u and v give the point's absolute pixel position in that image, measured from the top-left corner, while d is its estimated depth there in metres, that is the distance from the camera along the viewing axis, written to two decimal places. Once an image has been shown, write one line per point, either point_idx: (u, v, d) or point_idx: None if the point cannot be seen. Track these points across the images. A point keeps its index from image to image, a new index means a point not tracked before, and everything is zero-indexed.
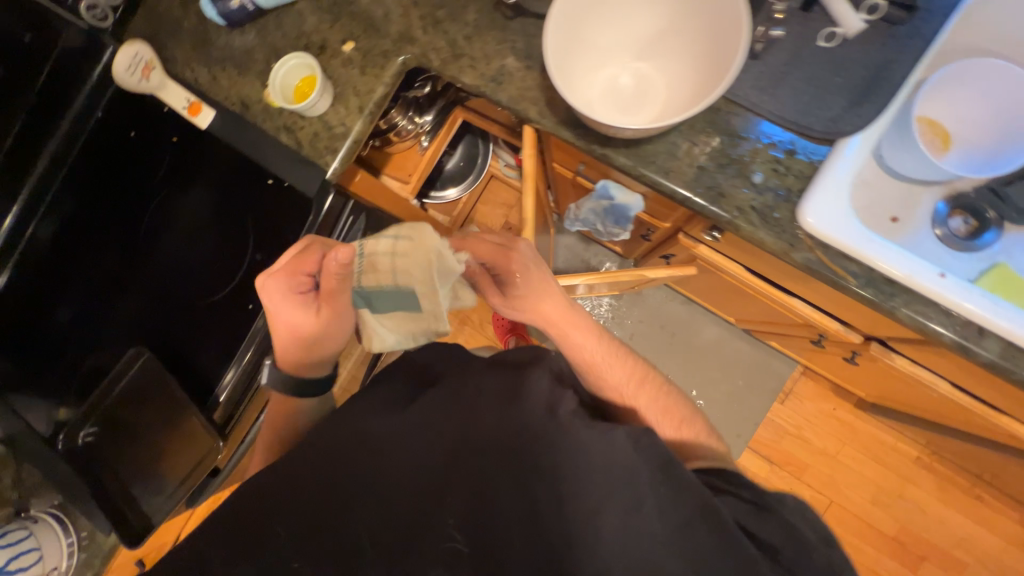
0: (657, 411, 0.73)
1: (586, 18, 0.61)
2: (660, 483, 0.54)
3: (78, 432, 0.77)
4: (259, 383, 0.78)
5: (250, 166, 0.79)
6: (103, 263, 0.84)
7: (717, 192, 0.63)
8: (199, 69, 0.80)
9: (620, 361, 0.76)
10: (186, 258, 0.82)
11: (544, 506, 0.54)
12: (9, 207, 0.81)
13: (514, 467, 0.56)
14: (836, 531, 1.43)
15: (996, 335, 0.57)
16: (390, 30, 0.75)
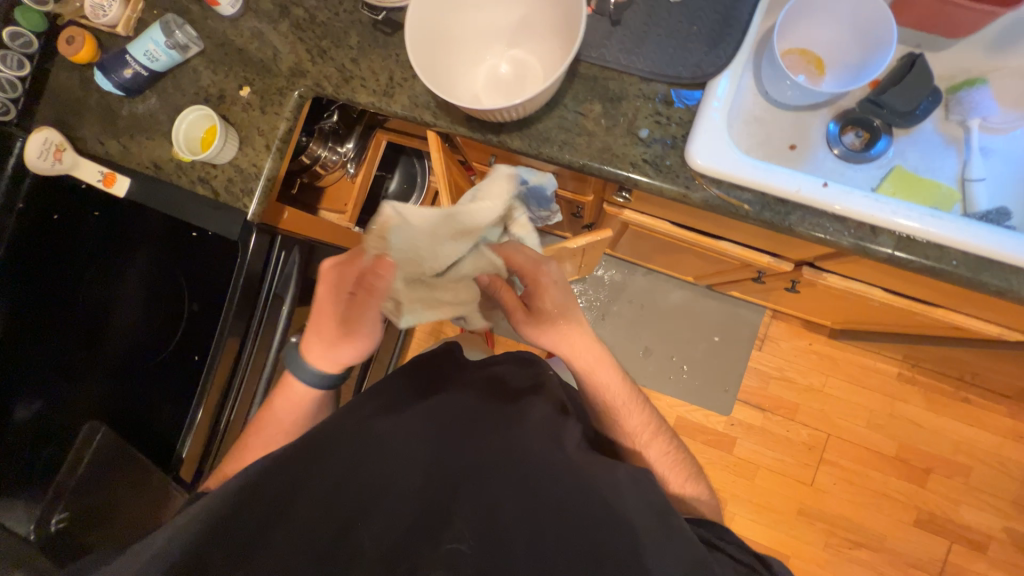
0: (664, 461, 0.76)
1: (449, 19, 0.65)
2: (655, 527, 0.55)
3: (52, 518, 0.78)
4: (222, 425, 0.80)
5: (172, 222, 0.80)
6: (45, 351, 0.82)
7: (610, 154, 0.66)
8: (109, 142, 0.82)
9: (639, 408, 0.79)
10: (131, 326, 0.82)
11: (548, 519, 0.56)
12: None
13: (516, 489, 0.59)
14: (839, 463, 1.44)
15: (889, 230, 0.60)
16: (282, 67, 0.78)
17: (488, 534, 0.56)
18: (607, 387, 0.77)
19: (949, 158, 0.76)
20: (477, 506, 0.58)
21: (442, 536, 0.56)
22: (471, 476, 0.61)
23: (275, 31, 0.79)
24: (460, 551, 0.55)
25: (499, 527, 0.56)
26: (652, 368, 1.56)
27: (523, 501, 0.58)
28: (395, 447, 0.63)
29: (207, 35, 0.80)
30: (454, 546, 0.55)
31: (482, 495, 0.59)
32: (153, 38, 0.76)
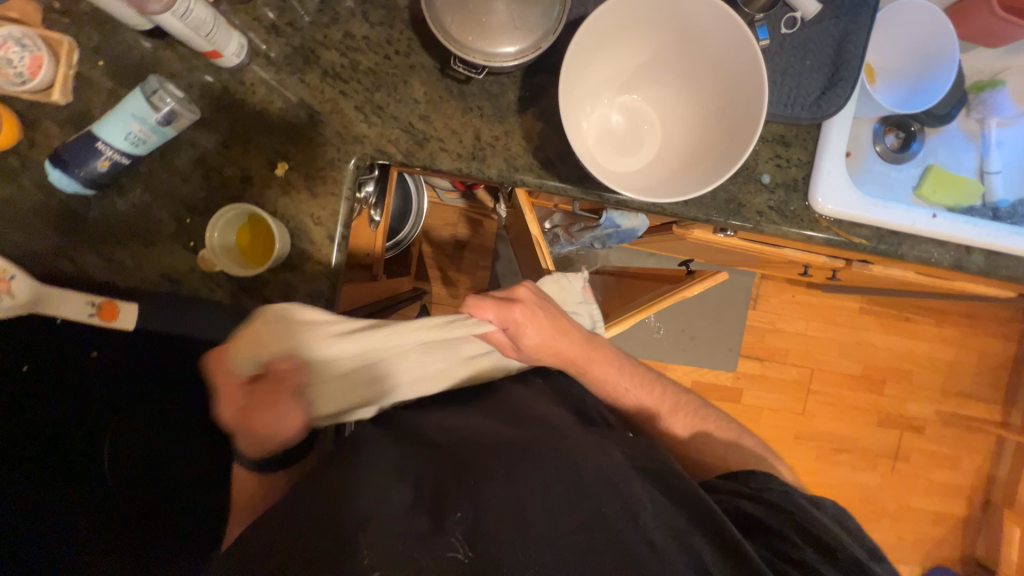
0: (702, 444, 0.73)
1: (575, 70, 0.57)
2: (654, 489, 0.52)
3: None
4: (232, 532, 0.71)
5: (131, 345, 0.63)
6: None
7: (736, 204, 0.64)
8: (85, 256, 0.60)
9: (649, 388, 0.74)
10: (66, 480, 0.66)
11: (566, 505, 0.47)
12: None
13: (521, 465, 0.50)
14: (822, 390, 1.71)
15: (980, 248, 0.67)
16: (326, 132, 0.61)
17: (494, 532, 0.44)
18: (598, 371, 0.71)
19: (970, 151, 0.85)
20: (475, 490, 0.47)
21: (437, 533, 0.42)
22: (469, 458, 0.51)
23: (300, 83, 0.60)
24: (457, 560, 0.41)
25: (517, 505, 0.46)
26: (665, 343, 1.65)
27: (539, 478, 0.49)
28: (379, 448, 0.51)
29: (198, 95, 0.59)
30: (451, 556, 0.41)
31: (489, 478, 0.48)
32: (132, 113, 0.54)
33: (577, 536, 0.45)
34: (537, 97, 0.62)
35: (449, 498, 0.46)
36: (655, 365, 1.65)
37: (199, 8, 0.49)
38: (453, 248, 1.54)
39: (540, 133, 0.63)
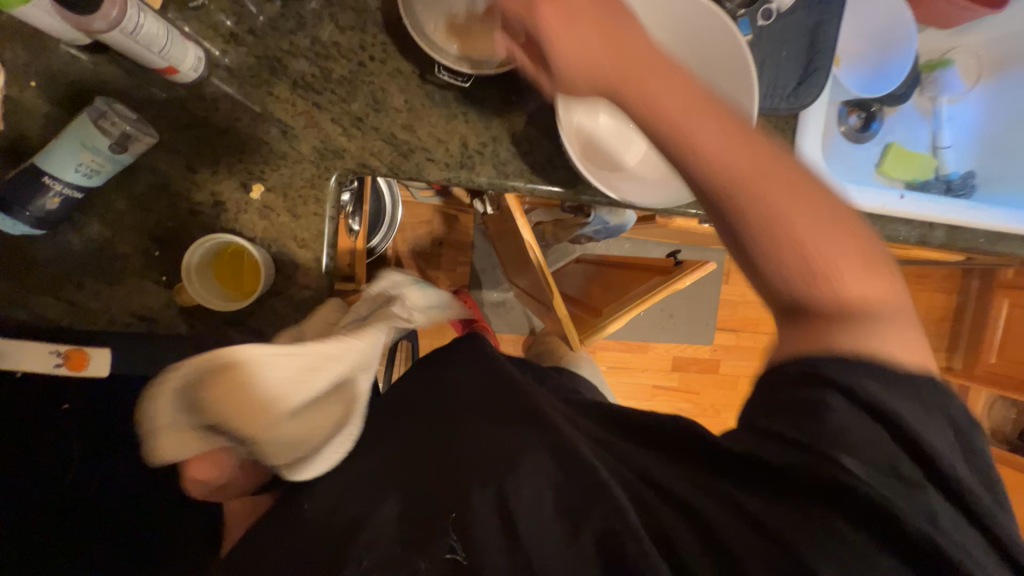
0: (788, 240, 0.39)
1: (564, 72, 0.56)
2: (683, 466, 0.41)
3: None
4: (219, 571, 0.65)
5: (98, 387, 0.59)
6: None
7: None
8: (38, 301, 0.54)
9: (875, 276, 0.41)
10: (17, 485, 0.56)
11: (562, 493, 0.40)
12: None
13: (499, 450, 0.45)
14: None
15: (941, 224, 0.72)
16: (302, 147, 0.57)
17: (483, 531, 0.39)
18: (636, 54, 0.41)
19: (923, 128, 0.91)
20: (451, 488, 0.43)
21: (425, 538, 0.40)
22: (449, 452, 0.47)
23: (268, 95, 0.56)
24: (457, 562, 0.38)
25: (499, 492, 0.41)
26: (645, 323, 1.70)
27: (512, 461, 0.43)
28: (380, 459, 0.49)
29: (152, 115, 0.54)
30: (450, 557, 0.39)
31: (471, 471, 0.44)
32: (80, 141, 0.48)
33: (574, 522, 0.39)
34: (523, 100, 0.60)
35: (430, 501, 0.43)
36: (637, 344, 1.70)
37: (150, 22, 0.44)
38: (430, 246, 1.50)
39: (528, 137, 0.61)
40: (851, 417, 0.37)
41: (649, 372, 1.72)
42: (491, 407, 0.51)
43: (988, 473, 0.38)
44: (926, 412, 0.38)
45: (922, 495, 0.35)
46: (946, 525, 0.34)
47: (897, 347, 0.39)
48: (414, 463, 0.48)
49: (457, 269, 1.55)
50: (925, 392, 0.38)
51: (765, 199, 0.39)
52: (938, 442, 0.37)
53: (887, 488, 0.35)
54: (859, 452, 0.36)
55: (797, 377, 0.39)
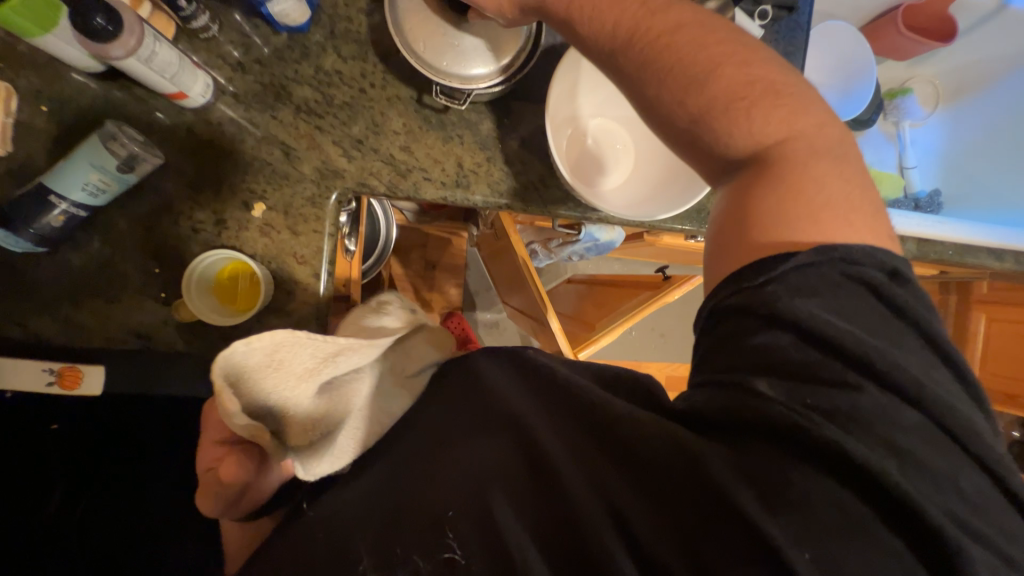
0: (747, 136, 0.40)
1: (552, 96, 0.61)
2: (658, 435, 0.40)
3: None
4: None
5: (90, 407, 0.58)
6: None
7: (706, 213, 0.69)
8: (33, 319, 0.54)
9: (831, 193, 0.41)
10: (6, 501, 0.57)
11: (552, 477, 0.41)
12: None
13: (488, 443, 0.44)
14: None
15: (911, 237, 0.76)
16: (303, 168, 0.59)
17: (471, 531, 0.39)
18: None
19: (890, 151, 0.96)
20: (440, 486, 0.42)
21: (418, 540, 0.40)
22: (436, 447, 0.46)
23: (272, 119, 0.58)
24: (454, 562, 0.38)
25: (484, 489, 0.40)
26: (636, 343, 1.71)
27: (496, 457, 0.43)
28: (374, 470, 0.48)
29: (158, 138, 0.56)
30: (448, 556, 0.39)
31: (457, 465, 0.43)
32: (89, 161, 0.50)
33: (559, 505, 0.39)
34: (516, 124, 0.64)
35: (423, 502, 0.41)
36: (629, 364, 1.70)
37: (165, 51, 0.47)
38: (424, 268, 1.52)
39: (520, 158, 0.64)
40: (757, 345, 0.37)
41: None
42: (472, 400, 0.49)
43: (928, 333, 0.38)
44: (834, 297, 0.37)
45: (855, 396, 0.35)
46: (888, 429, 0.35)
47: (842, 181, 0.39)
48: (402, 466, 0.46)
49: (450, 292, 1.56)
50: (835, 280, 0.37)
51: (718, 107, 0.40)
52: (866, 338, 0.36)
53: (853, 435, 0.34)
54: (776, 379, 0.36)
55: (718, 316, 0.40)
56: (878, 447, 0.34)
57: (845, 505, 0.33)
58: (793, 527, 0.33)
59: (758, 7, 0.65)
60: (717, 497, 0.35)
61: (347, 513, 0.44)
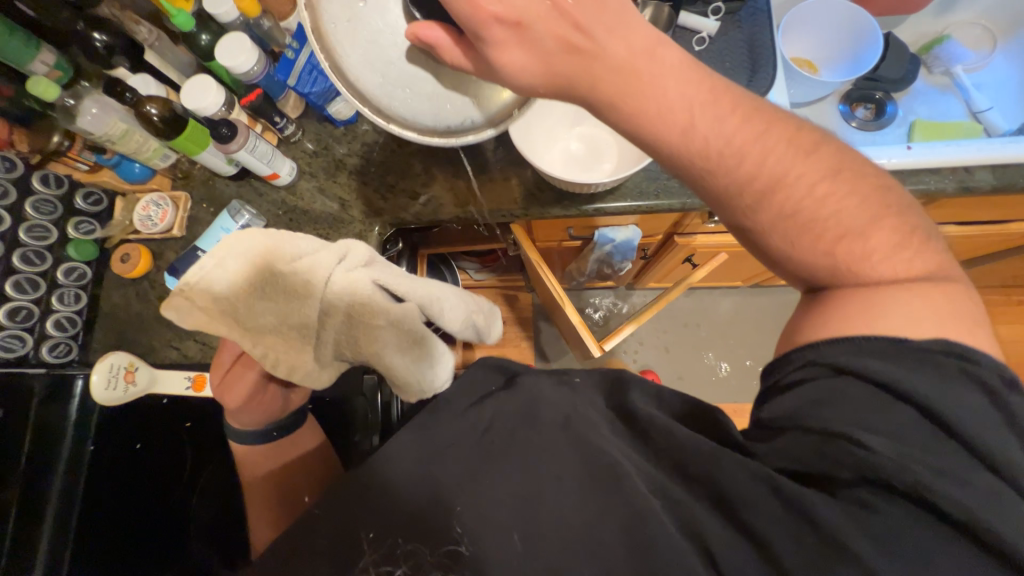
0: (824, 235, 0.47)
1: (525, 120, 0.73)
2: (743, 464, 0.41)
3: None
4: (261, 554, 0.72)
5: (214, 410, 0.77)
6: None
7: None
8: (185, 344, 0.78)
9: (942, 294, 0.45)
10: (137, 497, 0.76)
11: (596, 500, 0.43)
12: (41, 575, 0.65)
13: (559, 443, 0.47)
14: None
15: (981, 166, 0.65)
16: (354, 213, 0.79)
17: (490, 530, 0.44)
18: (686, 116, 0.47)
19: (951, 100, 0.87)
20: (489, 499, 0.45)
21: (437, 535, 0.45)
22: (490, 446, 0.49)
23: (335, 184, 0.80)
24: (459, 553, 0.44)
25: (543, 510, 0.44)
26: (729, 383, 1.52)
27: (556, 471, 0.46)
28: (393, 450, 0.50)
29: (264, 209, 0.80)
30: (453, 550, 0.44)
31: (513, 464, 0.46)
32: (222, 227, 0.75)
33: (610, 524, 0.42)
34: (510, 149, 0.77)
35: (466, 503, 0.45)
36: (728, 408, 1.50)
37: (263, 144, 0.71)
38: (494, 325, 1.64)
39: (518, 173, 0.76)
40: (851, 402, 0.41)
41: None
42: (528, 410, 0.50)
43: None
44: (944, 377, 0.40)
45: (967, 466, 0.38)
46: (994, 502, 0.36)
47: (896, 259, 0.46)
48: (439, 460, 0.49)
49: (521, 344, 1.63)
50: (948, 368, 0.41)
51: (778, 190, 0.48)
52: (981, 426, 0.39)
53: (971, 499, 0.36)
54: (889, 439, 0.39)
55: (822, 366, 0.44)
56: (992, 518, 0.35)
57: (936, 538, 0.36)
58: (872, 537, 0.36)
59: (710, 6, 0.73)
60: (806, 523, 0.38)
61: (362, 508, 0.47)
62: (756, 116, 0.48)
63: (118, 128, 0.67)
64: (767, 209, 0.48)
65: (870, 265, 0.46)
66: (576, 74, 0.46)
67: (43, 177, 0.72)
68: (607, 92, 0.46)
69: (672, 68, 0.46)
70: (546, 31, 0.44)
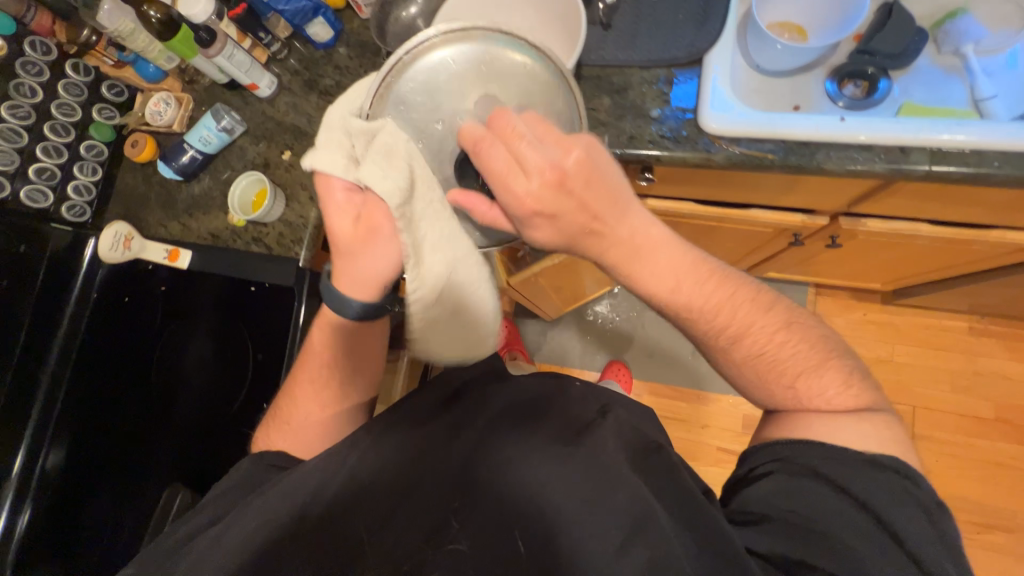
0: (783, 379, 0.59)
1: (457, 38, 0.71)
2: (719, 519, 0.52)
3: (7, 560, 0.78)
4: (244, 462, 0.68)
5: (203, 279, 0.90)
6: (91, 381, 0.87)
7: (628, 137, 0.71)
8: (168, 223, 0.91)
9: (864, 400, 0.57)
10: (126, 340, 0.91)
11: (601, 524, 0.53)
12: (48, 354, 0.85)
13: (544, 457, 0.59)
14: (935, 435, 1.33)
15: (918, 147, 0.61)
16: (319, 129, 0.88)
17: (495, 529, 0.55)
18: (673, 280, 0.57)
19: (954, 84, 0.78)
20: (498, 505, 0.56)
21: (440, 535, 0.55)
22: (480, 449, 0.61)
23: (307, 101, 0.89)
24: (459, 551, 0.54)
25: (555, 529, 0.54)
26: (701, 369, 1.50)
27: (566, 493, 0.56)
28: (418, 452, 0.61)
29: (247, 116, 0.91)
30: (453, 548, 0.54)
31: (495, 466, 0.59)
32: (206, 125, 0.86)
33: (626, 552, 0.51)
34: None
35: (478, 506, 0.56)
36: (692, 394, 1.49)
37: (239, 54, 0.82)
38: None
39: None
40: (815, 497, 0.52)
41: (710, 430, 1.46)
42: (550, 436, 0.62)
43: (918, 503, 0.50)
44: (895, 497, 0.50)
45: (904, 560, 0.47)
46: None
47: (835, 393, 0.57)
48: (431, 469, 0.59)
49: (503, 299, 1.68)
50: (903, 489, 0.51)
51: (743, 341, 0.59)
52: (924, 541, 0.48)
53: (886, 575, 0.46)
54: (851, 538, 0.49)
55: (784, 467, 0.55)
56: None
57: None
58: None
59: None
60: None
61: (400, 493, 0.57)
62: (727, 281, 0.60)
63: (126, 26, 0.79)
64: (739, 352, 0.59)
65: (811, 398, 0.58)
66: (593, 245, 0.57)
67: (75, 66, 0.86)
68: (619, 257, 0.57)
69: (664, 242, 0.57)
70: (572, 221, 0.55)
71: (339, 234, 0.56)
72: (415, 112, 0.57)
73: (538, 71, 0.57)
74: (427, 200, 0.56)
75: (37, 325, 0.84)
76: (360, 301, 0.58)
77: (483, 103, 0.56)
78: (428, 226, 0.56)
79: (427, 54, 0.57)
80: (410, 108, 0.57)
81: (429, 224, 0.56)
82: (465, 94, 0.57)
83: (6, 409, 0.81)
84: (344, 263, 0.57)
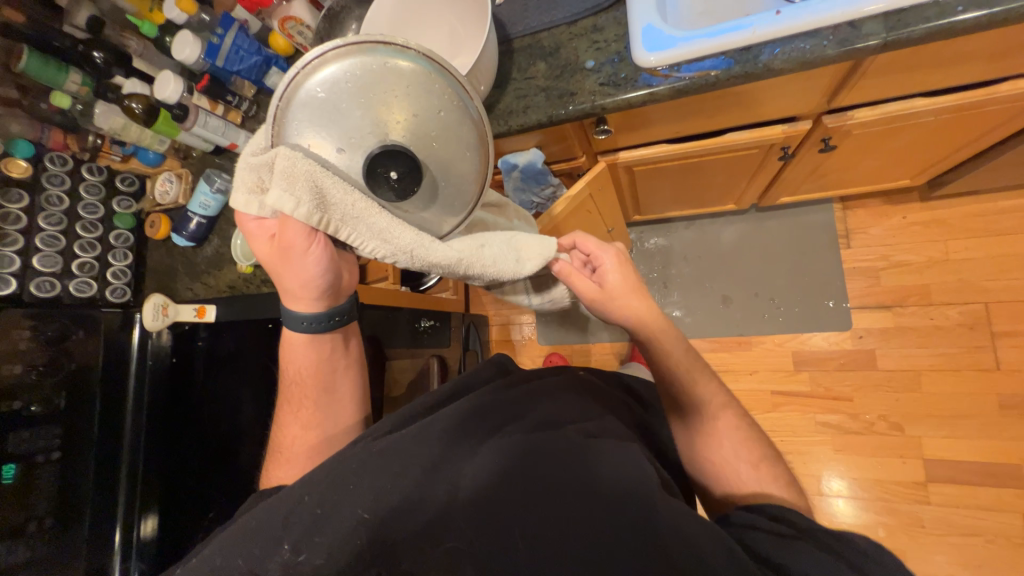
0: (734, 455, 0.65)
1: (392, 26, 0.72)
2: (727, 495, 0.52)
3: None
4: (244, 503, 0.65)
5: (226, 326, 0.98)
6: (167, 438, 0.90)
7: (568, 94, 0.70)
8: (193, 286, 1.04)
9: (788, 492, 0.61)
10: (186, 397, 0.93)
11: (615, 515, 0.50)
12: (123, 418, 0.88)
13: (539, 451, 0.56)
14: (1015, 329, 1.21)
15: (868, 18, 0.58)
16: None
17: (505, 515, 0.51)
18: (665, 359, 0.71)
19: None
20: (512, 502, 0.52)
21: (438, 535, 0.51)
22: (483, 443, 0.57)
23: None
24: (459, 551, 0.51)
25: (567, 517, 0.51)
26: (736, 313, 1.39)
27: (594, 473, 0.54)
28: (431, 450, 0.56)
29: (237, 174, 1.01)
30: (451, 548, 0.51)
31: (487, 457, 0.55)
32: (202, 191, 0.97)
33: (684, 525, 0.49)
34: None
35: (484, 501, 0.52)
36: (732, 341, 1.38)
37: (213, 120, 0.91)
38: None
39: None
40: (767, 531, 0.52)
41: (760, 375, 1.35)
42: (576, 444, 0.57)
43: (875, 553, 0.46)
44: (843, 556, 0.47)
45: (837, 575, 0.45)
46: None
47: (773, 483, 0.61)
48: (425, 457, 0.55)
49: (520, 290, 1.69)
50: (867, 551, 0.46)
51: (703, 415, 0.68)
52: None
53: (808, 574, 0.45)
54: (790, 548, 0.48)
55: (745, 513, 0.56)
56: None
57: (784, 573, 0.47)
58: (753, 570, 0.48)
59: None
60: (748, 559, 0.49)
61: (394, 489, 0.53)
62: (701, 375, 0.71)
63: (118, 122, 0.92)
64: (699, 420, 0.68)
65: (727, 474, 0.64)
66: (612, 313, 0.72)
67: (89, 169, 0.98)
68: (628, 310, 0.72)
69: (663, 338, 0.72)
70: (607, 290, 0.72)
71: (266, 261, 0.63)
72: (322, 129, 0.52)
73: (403, 66, 0.53)
74: (344, 211, 0.52)
75: (107, 395, 0.86)
76: (307, 313, 0.66)
77: (372, 112, 0.52)
78: (353, 232, 0.53)
79: (309, 81, 0.52)
80: (321, 120, 0.52)
81: (357, 230, 0.53)
82: (350, 112, 0.52)
83: (99, 476, 0.84)
84: (279, 286, 0.65)
